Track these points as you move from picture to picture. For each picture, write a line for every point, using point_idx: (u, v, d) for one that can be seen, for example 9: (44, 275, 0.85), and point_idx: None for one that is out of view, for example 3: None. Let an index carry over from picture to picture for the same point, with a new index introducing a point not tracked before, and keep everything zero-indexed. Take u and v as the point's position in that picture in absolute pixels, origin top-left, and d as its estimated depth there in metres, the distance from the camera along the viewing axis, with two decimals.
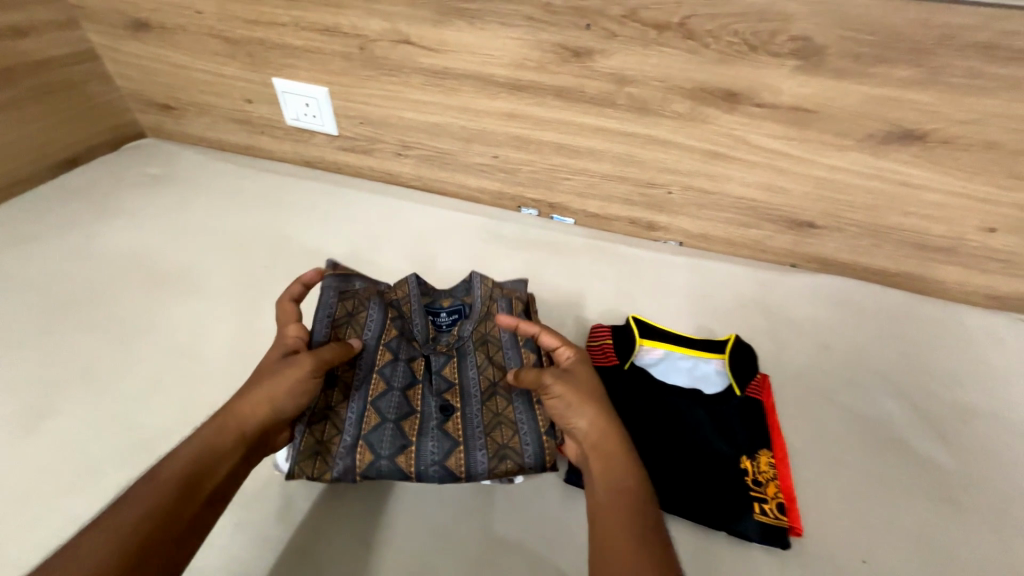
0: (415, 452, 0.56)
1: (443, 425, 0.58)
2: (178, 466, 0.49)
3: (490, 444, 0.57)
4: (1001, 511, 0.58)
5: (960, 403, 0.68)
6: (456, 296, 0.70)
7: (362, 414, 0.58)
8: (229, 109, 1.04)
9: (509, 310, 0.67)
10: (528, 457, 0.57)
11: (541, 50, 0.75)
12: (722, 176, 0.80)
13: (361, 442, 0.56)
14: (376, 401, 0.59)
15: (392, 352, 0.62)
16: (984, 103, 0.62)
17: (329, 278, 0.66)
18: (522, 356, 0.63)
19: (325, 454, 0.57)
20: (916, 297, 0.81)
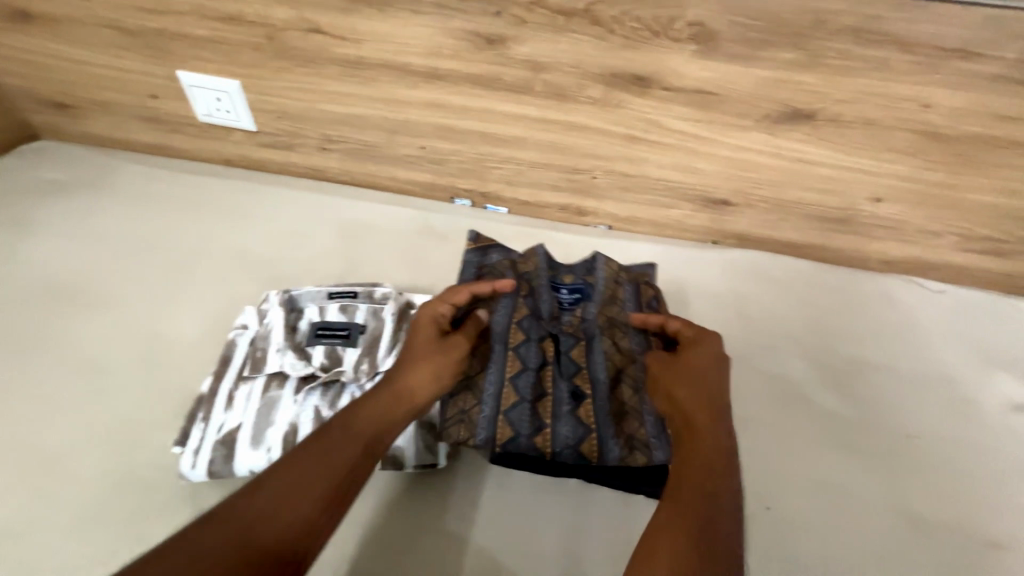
0: (551, 434, 0.60)
1: (576, 411, 0.61)
2: (359, 436, 0.51)
3: (620, 432, 0.60)
4: (883, 449, 0.66)
5: (855, 357, 0.75)
6: (577, 275, 0.72)
7: (499, 388, 0.62)
8: (134, 106, 0.97)
9: (635, 295, 0.70)
10: (657, 451, 0.59)
11: (455, 37, 0.75)
12: (640, 159, 0.83)
13: (502, 418, 0.60)
14: (513, 379, 0.62)
15: (524, 331, 0.65)
16: (858, 83, 0.68)
17: (469, 253, 0.72)
18: (647, 341, 0.67)
19: (468, 420, 0.60)
20: (818, 266, 0.88)
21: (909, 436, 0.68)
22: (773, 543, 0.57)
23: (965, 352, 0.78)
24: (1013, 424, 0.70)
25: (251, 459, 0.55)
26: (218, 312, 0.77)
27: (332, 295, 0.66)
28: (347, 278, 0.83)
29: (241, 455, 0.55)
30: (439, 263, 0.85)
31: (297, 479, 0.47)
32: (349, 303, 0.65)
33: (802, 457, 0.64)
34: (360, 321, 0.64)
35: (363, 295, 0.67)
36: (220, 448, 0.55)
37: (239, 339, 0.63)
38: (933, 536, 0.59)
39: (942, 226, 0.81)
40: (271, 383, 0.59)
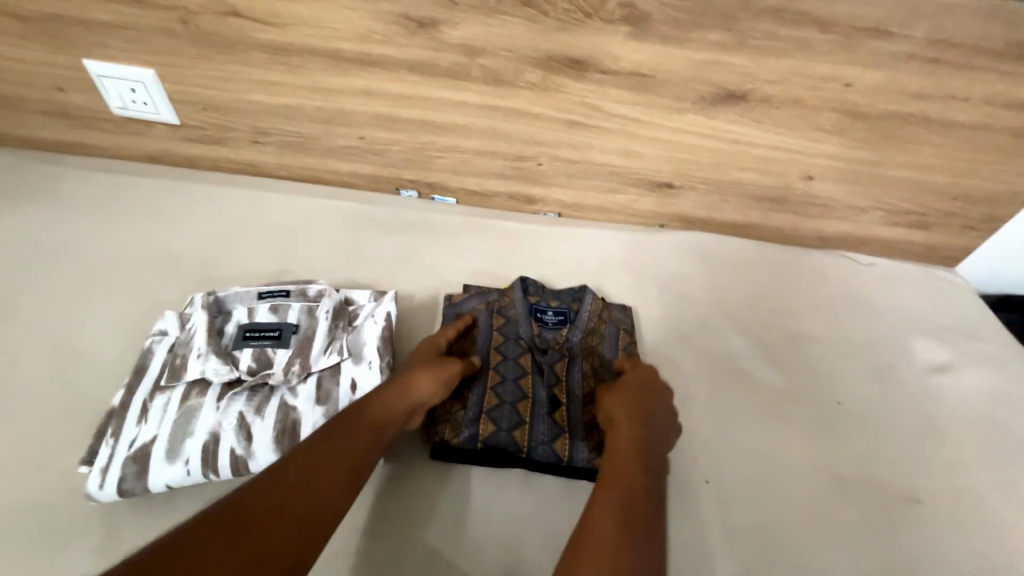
0: (528, 429, 0.58)
1: (551, 414, 0.59)
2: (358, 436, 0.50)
3: (591, 439, 0.59)
4: (817, 417, 0.69)
5: (791, 331, 0.78)
6: (562, 300, 0.70)
7: (483, 394, 0.60)
8: (38, 100, 0.89)
9: (615, 337, 0.68)
10: None
11: (385, 21, 0.72)
12: (583, 144, 0.83)
13: (484, 416, 0.58)
14: (494, 386, 0.60)
15: (502, 353, 0.63)
16: (784, 64, 0.70)
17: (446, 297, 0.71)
18: (620, 354, 0.66)
19: (449, 421, 0.58)
20: (759, 245, 0.91)
21: (840, 402, 0.71)
22: (711, 514, 0.59)
23: (891, 321, 0.82)
24: (932, 387, 0.74)
25: (167, 472, 0.51)
26: (141, 319, 0.72)
27: (262, 295, 0.63)
28: (285, 277, 0.79)
29: (156, 469, 0.51)
30: (383, 257, 0.82)
31: (309, 467, 0.45)
32: (280, 303, 0.63)
33: (741, 427, 0.66)
34: (291, 321, 0.62)
35: (295, 293, 0.63)
36: (131, 463, 0.51)
37: (158, 346, 0.59)
38: (859, 494, 0.63)
39: (869, 202, 0.85)
40: (192, 390, 0.55)
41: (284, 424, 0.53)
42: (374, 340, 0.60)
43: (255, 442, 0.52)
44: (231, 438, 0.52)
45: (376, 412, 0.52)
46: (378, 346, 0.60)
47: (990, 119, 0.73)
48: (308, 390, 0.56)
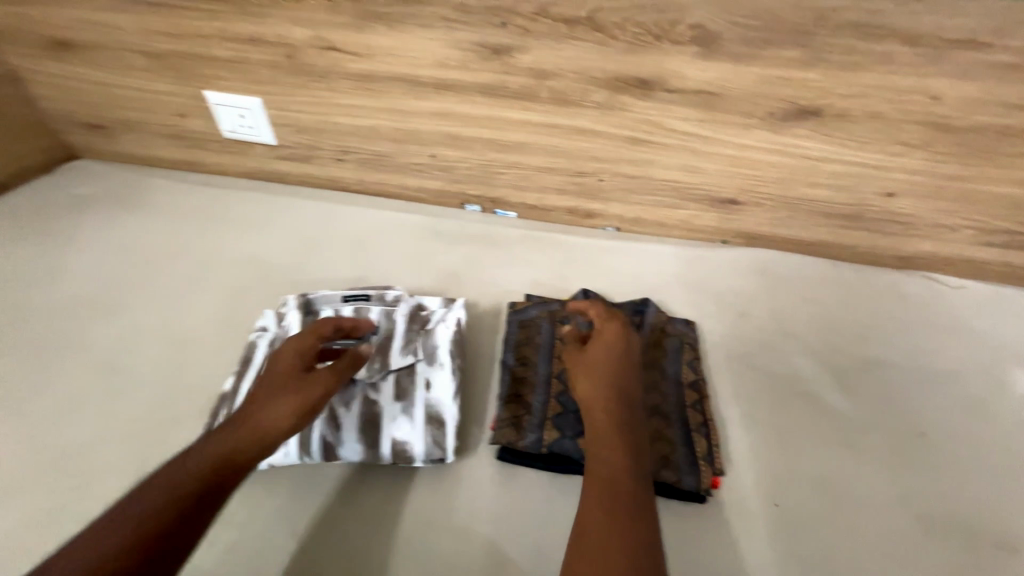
0: None
1: None
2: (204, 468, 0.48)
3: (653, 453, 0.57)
4: (897, 448, 0.64)
5: (866, 355, 0.73)
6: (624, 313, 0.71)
7: (546, 401, 0.62)
8: (162, 125, 1.03)
9: (679, 352, 0.67)
10: (687, 480, 0.54)
11: (462, 49, 0.78)
12: (645, 161, 0.84)
13: (549, 422, 0.61)
14: (558, 395, 0.63)
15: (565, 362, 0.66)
16: (862, 78, 0.68)
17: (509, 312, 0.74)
18: (682, 371, 0.65)
19: (516, 425, 0.61)
20: (830, 265, 0.87)
21: (922, 433, 0.66)
22: (781, 540, 0.55)
23: (981, 349, 0.76)
24: None
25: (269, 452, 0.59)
26: (237, 317, 0.81)
27: (347, 299, 0.70)
28: (359, 283, 0.86)
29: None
30: (447, 268, 0.87)
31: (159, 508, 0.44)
32: (363, 306, 0.70)
33: (813, 452, 0.63)
34: (372, 323, 0.68)
35: (376, 298, 0.71)
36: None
37: (260, 340, 0.67)
38: (948, 532, 0.58)
39: (958, 219, 0.79)
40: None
41: (369, 416, 0.61)
42: (446, 344, 0.66)
43: (344, 430, 0.60)
44: (323, 426, 0.60)
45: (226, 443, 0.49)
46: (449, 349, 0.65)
47: None
48: (387, 387, 0.63)
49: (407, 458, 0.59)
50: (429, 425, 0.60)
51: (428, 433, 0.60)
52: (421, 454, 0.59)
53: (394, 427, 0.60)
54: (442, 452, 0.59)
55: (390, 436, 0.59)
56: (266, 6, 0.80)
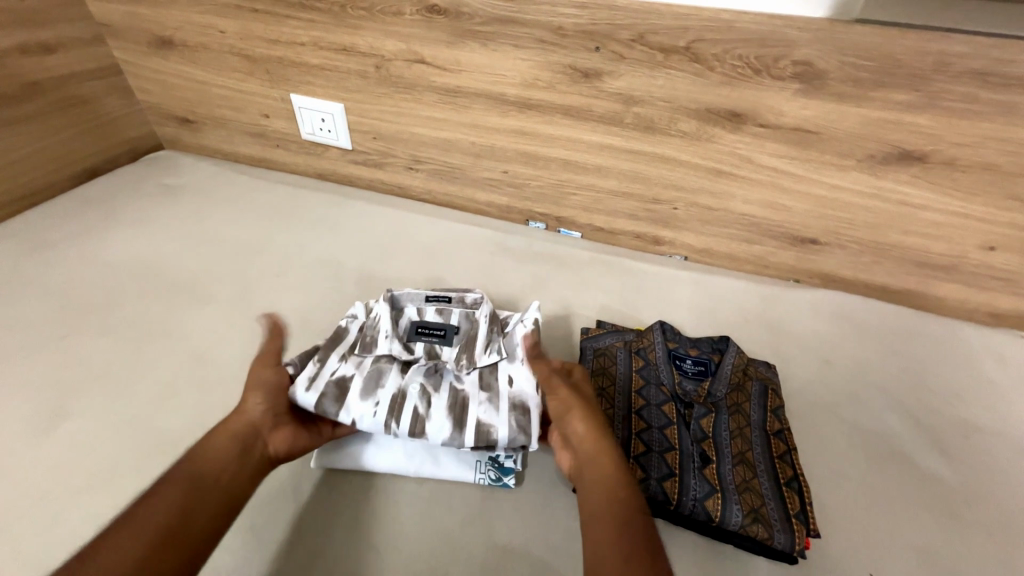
0: (679, 483, 0.55)
1: (701, 470, 0.57)
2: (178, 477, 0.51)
3: (745, 502, 0.54)
4: (1002, 524, 0.59)
5: (965, 421, 0.69)
6: (702, 350, 0.69)
7: (627, 440, 0.60)
8: (247, 124, 1.08)
9: (763, 398, 0.66)
10: (778, 536, 0.53)
11: (552, 70, 0.78)
12: (725, 194, 0.82)
13: (632, 461, 0.57)
14: (640, 434, 0.60)
15: (643, 398, 0.64)
16: (979, 127, 0.65)
17: (583, 341, 0.72)
18: (767, 418, 0.63)
19: None
20: (916, 314, 0.83)
21: None
22: None
23: None
24: None
25: (356, 408, 0.59)
26: (310, 316, 0.83)
27: (430, 298, 0.72)
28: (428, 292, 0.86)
29: (348, 403, 0.60)
30: (514, 284, 0.87)
31: (154, 510, 0.48)
32: (444, 307, 0.72)
33: (904, 520, 0.59)
34: (453, 323, 0.71)
35: (456, 300, 0.73)
36: (333, 386, 0.61)
37: (351, 326, 0.70)
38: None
39: None
40: (382, 356, 0.65)
41: (456, 400, 0.62)
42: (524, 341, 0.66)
43: (432, 408, 0.61)
44: (414, 399, 0.61)
45: (193, 458, 0.52)
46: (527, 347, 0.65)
47: None
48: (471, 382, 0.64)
49: (491, 441, 0.58)
50: (515, 412, 0.60)
51: (513, 420, 0.59)
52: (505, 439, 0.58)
53: (480, 410, 0.60)
54: (525, 439, 0.59)
55: (475, 416, 0.60)
56: (364, 18, 0.83)
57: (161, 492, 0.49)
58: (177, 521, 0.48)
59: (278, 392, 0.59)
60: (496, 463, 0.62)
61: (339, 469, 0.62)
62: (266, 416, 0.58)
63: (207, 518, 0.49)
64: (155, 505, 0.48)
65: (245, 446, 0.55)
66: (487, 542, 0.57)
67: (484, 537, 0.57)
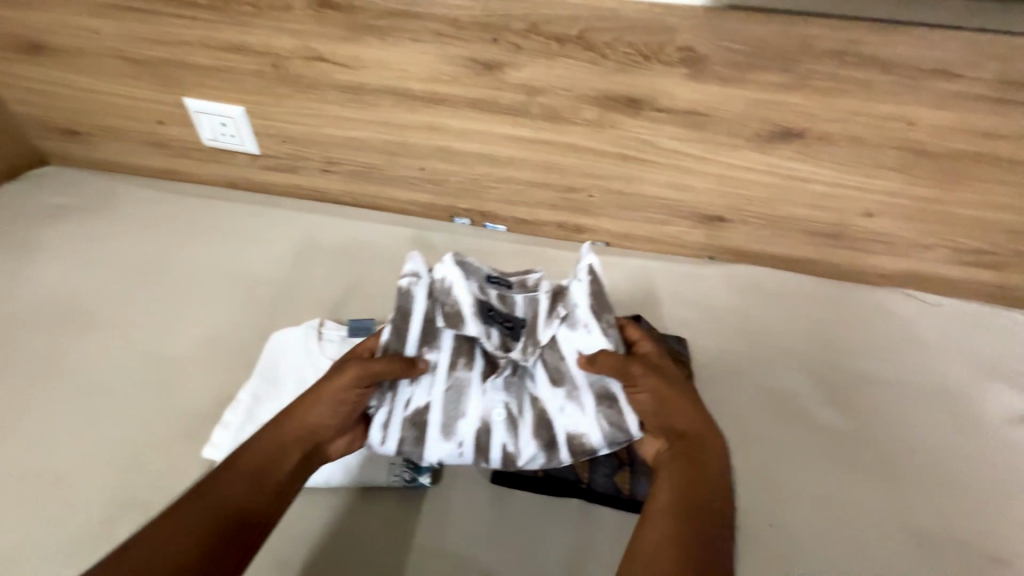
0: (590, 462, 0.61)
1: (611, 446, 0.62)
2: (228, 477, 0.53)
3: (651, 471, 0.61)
4: (885, 464, 0.67)
5: (858, 372, 0.76)
6: None
7: None
8: (142, 132, 1.00)
9: None
10: None
11: (454, 63, 0.78)
12: (635, 178, 0.85)
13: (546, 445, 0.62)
14: None
15: None
16: (844, 103, 0.70)
17: None
18: None
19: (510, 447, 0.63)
20: (814, 280, 0.89)
21: (910, 449, 0.68)
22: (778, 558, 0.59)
23: (964, 365, 0.78)
24: (1013, 436, 0.70)
25: (439, 448, 0.61)
26: (220, 333, 0.79)
27: (491, 277, 0.64)
28: (351, 298, 0.84)
29: (434, 442, 0.60)
30: None
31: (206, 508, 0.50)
32: (505, 292, 0.65)
33: (803, 469, 0.66)
34: (518, 313, 0.64)
35: (516, 283, 0.65)
36: (411, 429, 0.60)
37: (415, 290, 0.61)
38: (937, 544, 0.60)
39: (933, 239, 0.82)
40: (457, 362, 0.62)
41: (539, 414, 0.62)
42: (584, 301, 0.61)
43: (519, 439, 0.61)
44: (501, 430, 0.61)
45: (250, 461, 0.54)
46: (590, 307, 0.61)
47: None
48: (541, 375, 0.63)
49: (589, 449, 0.60)
50: (603, 409, 0.60)
51: (603, 417, 0.60)
52: (598, 441, 0.60)
53: (564, 420, 0.61)
54: (621, 435, 0.59)
55: (562, 430, 0.61)
56: (253, 15, 0.78)
57: (207, 496, 0.51)
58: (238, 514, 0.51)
59: (340, 404, 0.57)
60: (410, 463, 0.64)
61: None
62: (330, 425, 0.58)
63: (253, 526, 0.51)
64: (206, 507, 0.50)
65: (307, 450, 0.57)
66: (411, 543, 0.60)
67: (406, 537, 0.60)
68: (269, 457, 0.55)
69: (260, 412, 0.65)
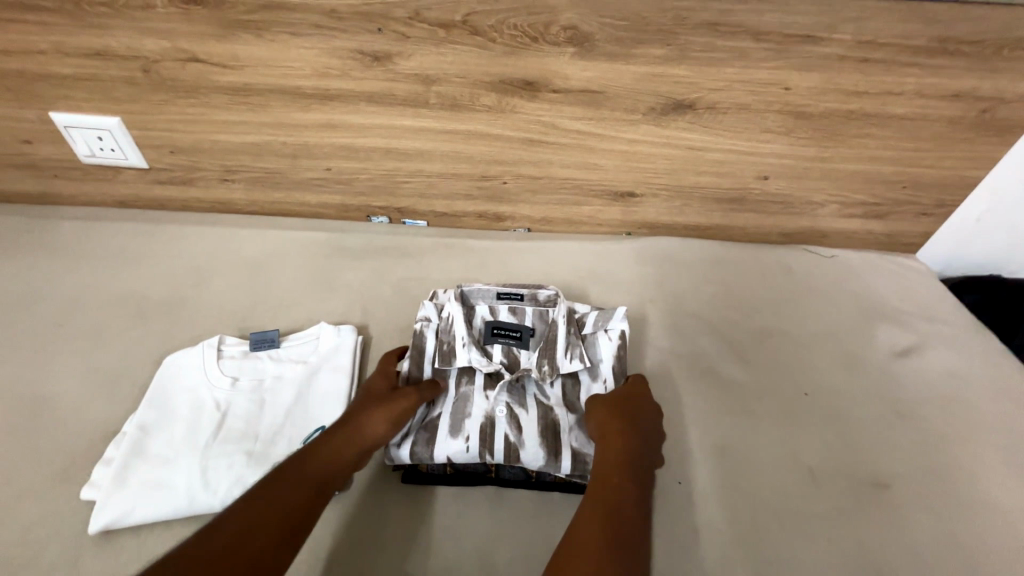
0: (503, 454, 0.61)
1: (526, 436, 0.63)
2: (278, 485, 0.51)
3: None
4: (786, 411, 0.71)
5: (760, 327, 0.80)
6: (536, 323, 0.70)
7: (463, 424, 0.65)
8: (5, 154, 0.90)
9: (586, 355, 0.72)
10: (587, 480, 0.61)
11: (340, 56, 0.74)
12: (544, 161, 0.85)
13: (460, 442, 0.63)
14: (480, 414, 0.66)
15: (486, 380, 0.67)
16: (725, 72, 0.73)
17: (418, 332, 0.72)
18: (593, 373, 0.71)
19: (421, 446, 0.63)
20: (721, 245, 0.93)
21: (808, 394, 0.73)
22: (687, 514, 0.61)
23: (854, 310, 0.84)
24: (896, 370, 0.77)
25: (448, 448, 0.60)
26: (111, 366, 0.73)
27: (501, 295, 0.71)
28: (261, 312, 0.80)
29: (443, 444, 0.60)
30: (355, 285, 0.84)
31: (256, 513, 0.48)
32: (517, 305, 0.71)
33: (712, 425, 0.69)
34: (528, 324, 0.71)
35: (528, 297, 0.71)
36: (423, 432, 0.61)
37: (427, 331, 0.69)
38: (828, 479, 0.65)
39: (824, 196, 0.87)
40: (461, 379, 0.67)
41: (545, 419, 0.63)
42: (609, 357, 0.67)
43: (523, 434, 0.61)
44: (504, 426, 0.61)
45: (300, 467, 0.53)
46: (613, 363, 0.67)
47: (928, 110, 0.75)
48: (556, 395, 0.66)
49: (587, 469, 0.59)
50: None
51: None
52: None
53: (572, 436, 0.62)
54: None
55: (568, 444, 0.61)
56: (108, 16, 0.71)
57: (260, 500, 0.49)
58: (295, 514, 0.50)
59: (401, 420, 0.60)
60: None
61: (131, 529, 0.57)
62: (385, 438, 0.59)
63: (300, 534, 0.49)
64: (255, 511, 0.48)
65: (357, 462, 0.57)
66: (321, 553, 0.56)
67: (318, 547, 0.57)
68: (329, 464, 0.55)
69: (151, 445, 0.61)
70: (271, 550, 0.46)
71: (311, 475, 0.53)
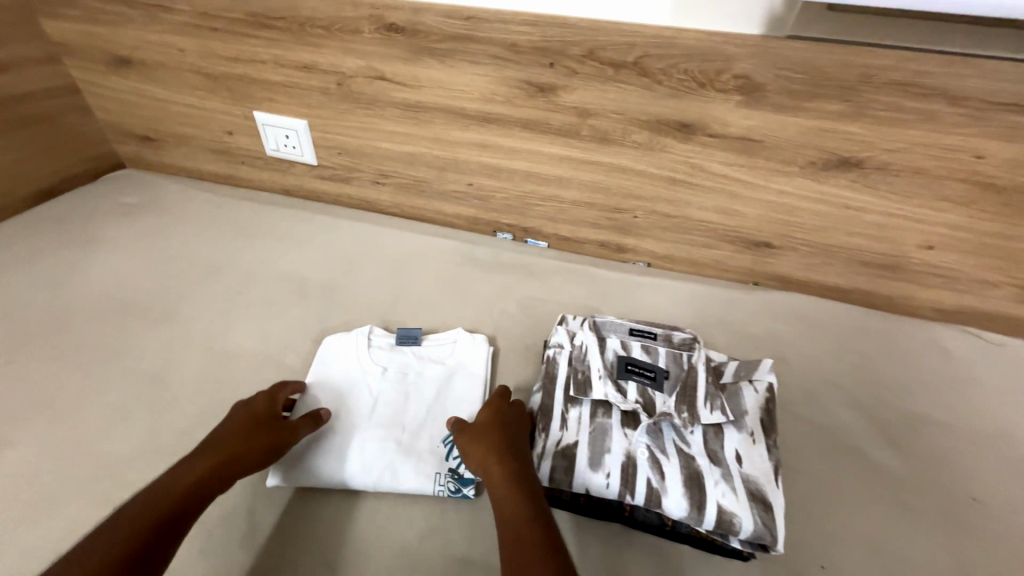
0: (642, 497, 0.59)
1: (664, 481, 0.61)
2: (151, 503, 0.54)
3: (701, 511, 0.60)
4: (946, 513, 0.63)
5: (913, 412, 0.73)
6: (672, 366, 0.70)
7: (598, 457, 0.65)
8: (210, 141, 1.07)
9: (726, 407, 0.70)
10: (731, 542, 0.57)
11: (508, 85, 0.80)
12: (681, 201, 0.85)
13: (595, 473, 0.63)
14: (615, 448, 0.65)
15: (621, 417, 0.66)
16: (907, 134, 0.69)
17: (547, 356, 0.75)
18: None
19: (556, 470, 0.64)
20: (861, 311, 0.87)
21: (974, 499, 0.65)
22: None
23: None
24: None
25: (587, 480, 0.60)
26: (270, 335, 0.83)
27: (633, 331, 0.73)
28: (396, 309, 0.87)
29: (582, 474, 0.61)
30: (482, 296, 0.89)
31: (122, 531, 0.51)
32: (650, 344, 0.72)
33: (856, 512, 0.63)
34: (661, 365, 0.70)
35: (661, 337, 0.73)
36: (561, 458, 0.62)
37: (558, 357, 0.71)
38: None
39: (1000, 276, 0.78)
40: (597, 410, 0.66)
41: (688, 470, 0.59)
42: (755, 410, 0.64)
43: (666, 481, 0.59)
44: (645, 468, 0.60)
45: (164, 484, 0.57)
46: (760, 418, 0.64)
47: None
48: (698, 443, 0.62)
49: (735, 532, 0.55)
50: (755, 504, 0.57)
51: (757, 514, 0.56)
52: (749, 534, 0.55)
53: (718, 493, 0.57)
54: (772, 539, 0.55)
55: (715, 502, 0.57)
56: (322, 36, 0.83)
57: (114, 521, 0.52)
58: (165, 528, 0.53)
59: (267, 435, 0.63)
60: (455, 474, 0.64)
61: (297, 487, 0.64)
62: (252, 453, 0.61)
63: (158, 544, 0.52)
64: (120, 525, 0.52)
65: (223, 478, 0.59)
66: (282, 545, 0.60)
67: (243, 535, 0.60)
68: (233, 455, 0.60)
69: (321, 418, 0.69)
70: (156, 538, 0.52)
71: (173, 491, 0.56)
